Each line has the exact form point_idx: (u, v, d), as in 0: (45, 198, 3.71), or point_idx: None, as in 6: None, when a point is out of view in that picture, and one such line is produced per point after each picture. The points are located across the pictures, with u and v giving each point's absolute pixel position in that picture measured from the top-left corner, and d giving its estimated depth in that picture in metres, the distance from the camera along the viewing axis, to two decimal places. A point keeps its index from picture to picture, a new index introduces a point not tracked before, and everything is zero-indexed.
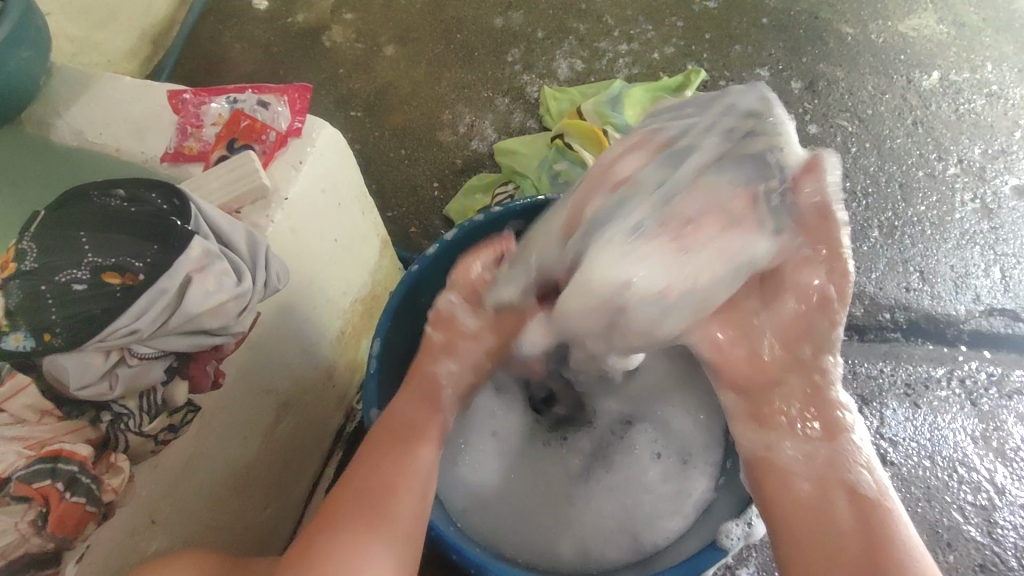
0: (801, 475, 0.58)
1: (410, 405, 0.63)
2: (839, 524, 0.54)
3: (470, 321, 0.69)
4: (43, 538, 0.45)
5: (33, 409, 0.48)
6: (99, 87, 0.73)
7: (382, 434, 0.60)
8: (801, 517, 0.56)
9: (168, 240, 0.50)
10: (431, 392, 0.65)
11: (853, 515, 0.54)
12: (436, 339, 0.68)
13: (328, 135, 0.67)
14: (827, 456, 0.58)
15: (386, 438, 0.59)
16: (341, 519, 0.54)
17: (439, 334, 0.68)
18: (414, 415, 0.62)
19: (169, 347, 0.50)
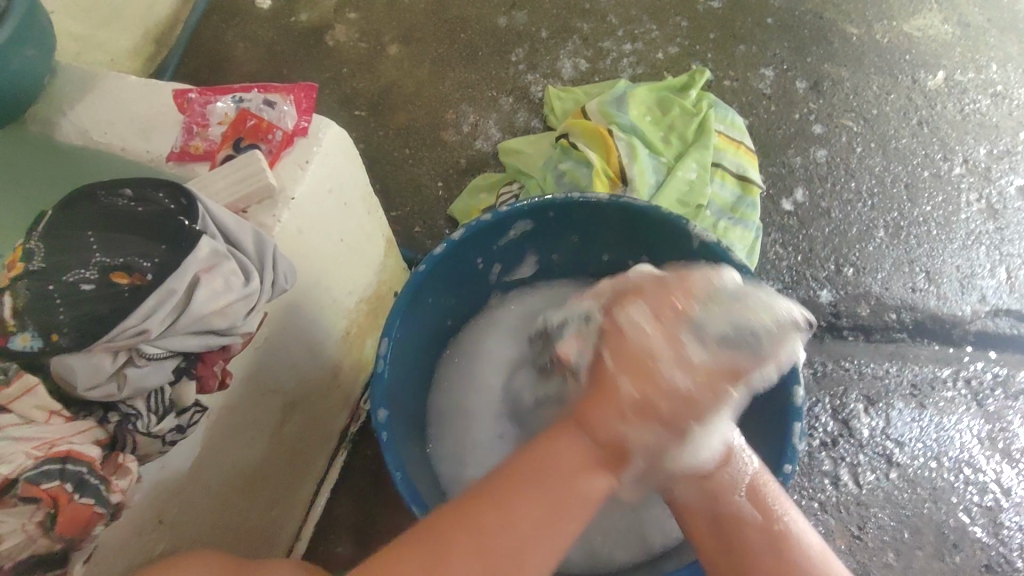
0: (704, 512, 0.59)
1: (572, 460, 0.52)
2: (743, 540, 0.56)
3: (684, 378, 0.50)
4: (49, 539, 0.45)
5: (40, 409, 0.46)
6: (104, 85, 0.72)
7: (531, 476, 0.52)
8: (705, 526, 0.59)
9: (175, 240, 0.50)
10: (614, 449, 0.53)
11: (758, 526, 0.56)
12: (624, 389, 0.51)
13: (334, 134, 0.67)
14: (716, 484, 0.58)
15: (535, 480, 0.52)
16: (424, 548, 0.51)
17: (627, 379, 0.51)
18: (574, 470, 0.52)
19: (176, 348, 0.49)
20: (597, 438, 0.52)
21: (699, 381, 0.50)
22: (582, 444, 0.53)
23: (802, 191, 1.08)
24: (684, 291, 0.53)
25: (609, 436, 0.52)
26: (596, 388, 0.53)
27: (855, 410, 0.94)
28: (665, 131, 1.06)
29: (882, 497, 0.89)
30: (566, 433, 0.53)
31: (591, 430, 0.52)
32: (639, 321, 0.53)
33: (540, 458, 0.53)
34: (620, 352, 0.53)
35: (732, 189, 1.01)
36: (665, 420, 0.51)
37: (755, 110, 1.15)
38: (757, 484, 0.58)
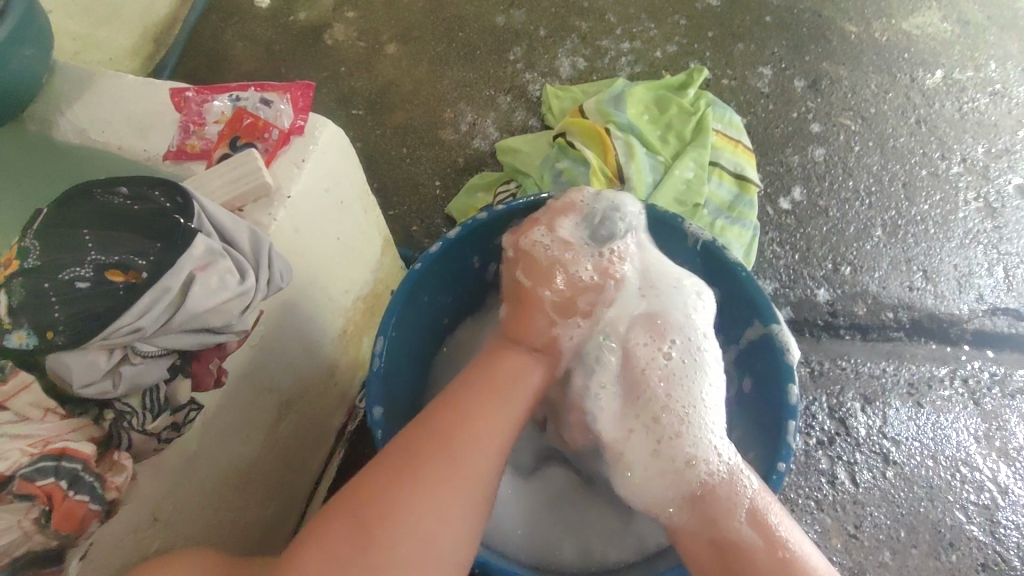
0: (698, 532, 0.58)
1: (508, 367, 0.63)
2: (745, 564, 0.55)
3: (589, 273, 0.69)
4: (45, 536, 0.45)
5: (37, 406, 0.47)
6: (101, 84, 0.72)
7: (476, 393, 0.59)
8: (705, 556, 0.57)
9: (171, 238, 0.50)
10: (546, 344, 0.66)
11: (758, 547, 0.55)
12: (545, 295, 0.67)
13: (330, 133, 0.67)
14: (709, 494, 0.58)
15: (489, 388, 0.60)
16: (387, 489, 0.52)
17: (546, 287, 0.67)
18: (513, 373, 0.62)
19: (171, 345, 0.50)
20: (528, 341, 0.65)
21: (601, 274, 0.69)
22: (521, 353, 0.64)
23: (799, 190, 1.08)
24: (565, 207, 0.70)
25: (543, 334, 0.66)
26: (523, 305, 0.67)
27: (851, 409, 0.94)
28: (663, 130, 1.06)
29: (878, 495, 0.89)
30: (504, 353, 0.64)
31: (523, 339, 0.66)
32: (546, 242, 0.68)
33: (482, 370, 0.62)
34: (534, 271, 0.68)
35: (729, 188, 1.01)
36: (582, 312, 0.68)
37: (753, 109, 1.15)
38: (758, 506, 0.57)
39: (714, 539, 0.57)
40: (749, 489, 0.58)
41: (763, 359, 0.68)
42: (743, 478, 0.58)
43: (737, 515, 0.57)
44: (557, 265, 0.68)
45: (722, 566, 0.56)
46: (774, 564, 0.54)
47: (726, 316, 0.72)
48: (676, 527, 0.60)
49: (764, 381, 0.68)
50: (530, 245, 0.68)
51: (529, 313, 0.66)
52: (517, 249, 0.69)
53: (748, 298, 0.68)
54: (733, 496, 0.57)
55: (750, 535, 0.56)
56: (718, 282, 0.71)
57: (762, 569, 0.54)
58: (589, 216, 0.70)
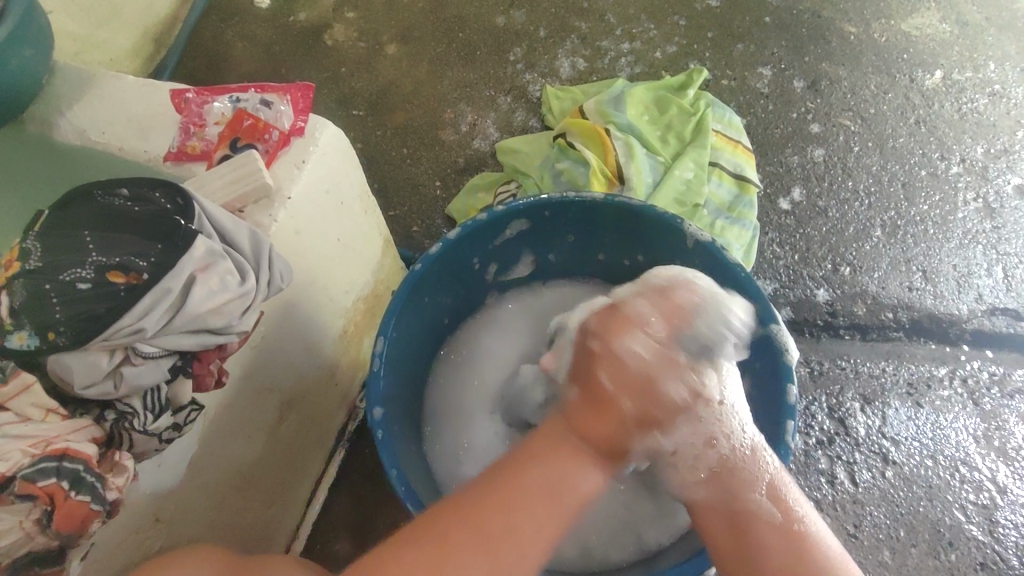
0: (717, 506, 0.56)
1: (569, 464, 0.54)
2: (757, 539, 0.53)
3: (677, 394, 0.57)
4: (47, 537, 0.46)
5: (37, 407, 0.47)
6: (102, 85, 0.73)
7: (531, 493, 0.52)
8: (718, 524, 0.56)
9: (171, 239, 0.50)
10: (613, 448, 0.56)
11: (773, 522, 0.54)
12: (629, 408, 0.56)
13: (331, 134, 0.67)
14: (732, 467, 0.56)
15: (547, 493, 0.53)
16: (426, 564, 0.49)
17: (629, 399, 0.56)
18: (573, 482, 0.54)
19: (173, 346, 0.50)
20: (593, 443, 0.55)
21: (690, 395, 0.57)
22: (592, 465, 0.55)
23: (799, 190, 1.08)
24: (679, 315, 0.58)
25: (619, 446, 0.56)
26: (599, 405, 0.56)
27: (851, 409, 0.94)
28: (663, 130, 1.06)
29: (877, 494, 0.89)
30: (564, 447, 0.55)
31: (588, 436, 0.56)
32: (642, 354, 0.56)
33: (533, 462, 0.54)
34: (619, 379, 0.56)
35: (729, 188, 1.01)
36: (662, 426, 0.57)
37: (753, 110, 1.15)
38: (776, 484, 0.55)
39: (730, 513, 0.55)
40: (768, 467, 0.57)
41: (762, 360, 0.68)
42: (762, 457, 0.57)
43: (755, 489, 0.55)
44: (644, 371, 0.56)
45: (734, 534, 0.54)
46: (789, 543, 0.53)
47: None
48: (695, 498, 0.58)
49: (765, 381, 0.68)
50: (620, 350, 0.57)
51: (602, 413, 0.56)
52: (608, 351, 0.57)
53: (746, 297, 0.68)
54: (752, 473, 0.56)
55: (768, 510, 0.54)
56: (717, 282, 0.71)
57: (777, 547, 0.53)
58: (705, 328, 0.58)
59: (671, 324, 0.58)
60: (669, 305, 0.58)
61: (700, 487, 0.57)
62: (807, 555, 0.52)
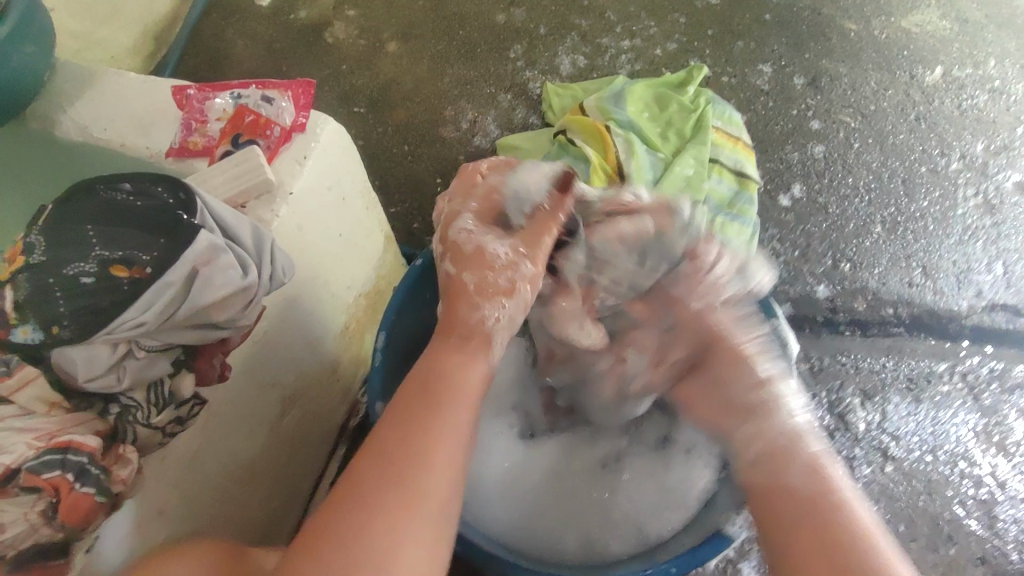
0: (757, 487, 0.57)
1: (447, 365, 0.57)
2: (795, 518, 0.52)
3: (501, 250, 0.64)
4: (51, 529, 0.45)
5: (40, 401, 0.48)
6: (104, 82, 0.73)
7: (426, 401, 0.54)
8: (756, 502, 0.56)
9: (174, 234, 0.50)
10: (474, 334, 0.60)
11: (810, 498, 0.52)
12: (468, 280, 0.63)
13: (332, 130, 0.67)
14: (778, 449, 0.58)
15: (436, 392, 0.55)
16: (372, 487, 0.48)
17: (468, 273, 0.63)
18: (456, 374, 0.57)
19: (173, 340, 0.50)
20: (463, 336, 0.60)
21: (510, 250, 0.64)
22: (455, 349, 0.59)
23: (799, 186, 1.08)
24: (490, 199, 0.69)
25: (470, 324, 0.60)
26: (451, 300, 0.62)
27: (851, 404, 0.94)
28: (663, 126, 1.06)
29: (877, 489, 0.90)
30: (442, 353, 0.59)
31: (455, 336, 0.60)
32: (468, 231, 0.66)
33: (420, 377, 0.56)
34: (460, 259, 0.64)
35: (729, 185, 1.01)
36: (509, 292, 0.62)
37: (753, 106, 1.15)
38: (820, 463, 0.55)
39: (765, 484, 0.56)
40: (812, 450, 0.56)
41: None
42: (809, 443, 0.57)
43: (794, 467, 0.55)
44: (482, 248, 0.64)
45: (767, 506, 0.54)
46: (813, 510, 0.51)
47: None
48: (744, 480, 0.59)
49: None
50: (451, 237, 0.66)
51: (458, 302, 0.62)
52: (446, 246, 0.66)
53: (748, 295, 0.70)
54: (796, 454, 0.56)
55: (802, 482, 0.54)
56: None
57: (800, 515, 0.52)
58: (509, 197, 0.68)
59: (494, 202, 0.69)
60: (484, 198, 0.69)
61: (752, 472, 0.58)
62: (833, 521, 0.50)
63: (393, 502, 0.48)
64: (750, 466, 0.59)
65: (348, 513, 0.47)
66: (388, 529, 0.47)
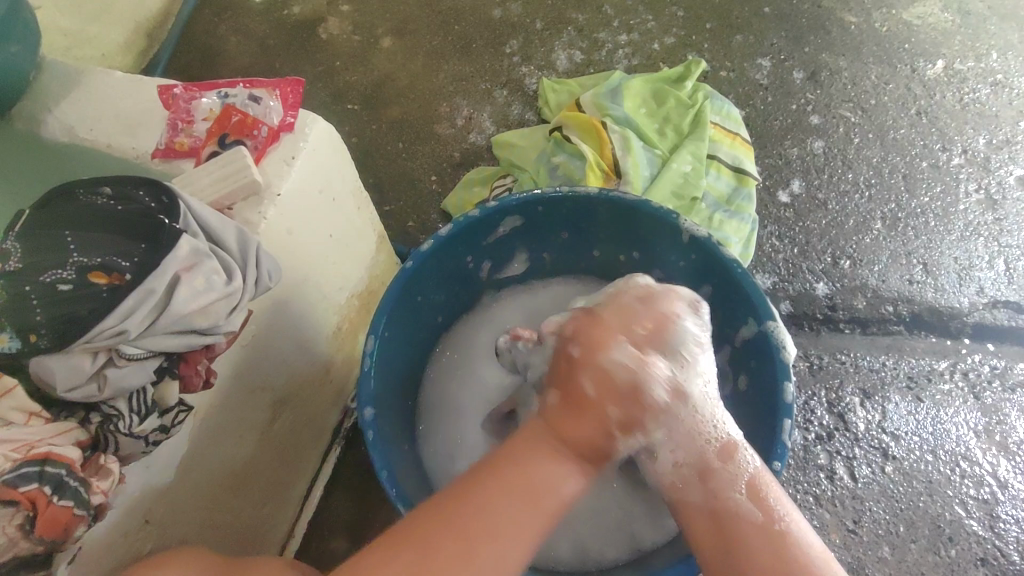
0: (702, 506, 0.53)
1: (550, 464, 0.52)
2: (739, 536, 0.51)
3: (661, 386, 0.54)
4: (31, 542, 0.44)
5: (19, 410, 0.46)
6: (90, 82, 0.72)
7: (513, 500, 0.50)
8: (700, 521, 0.53)
9: (155, 239, 0.49)
10: (596, 451, 0.54)
11: (758, 519, 0.51)
12: (610, 413, 0.54)
13: (321, 130, 0.66)
14: (715, 472, 0.54)
15: (525, 496, 0.50)
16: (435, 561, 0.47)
17: (612, 405, 0.54)
18: (553, 483, 0.51)
19: (157, 347, 0.48)
20: (578, 453, 0.53)
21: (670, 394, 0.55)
22: (568, 459, 0.53)
23: (799, 182, 1.07)
24: (632, 315, 0.57)
25: (595, 446, 0.54)
26: (577, 408, 0.54)
27: (850, 404, 0.93)
28: (660, 123, 1.05)
29: (876, 490, 0.89)
30: (547, 449, 0.53)
31: (570, 441, 0.53)
32: (626, 363, 0.54)
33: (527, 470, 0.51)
34: (602, 385, 0.54)
35: (727, 181, 1.00)
36: (643, 427, 0.55)
37: (752, 101, 1.13)
38: (757, 480, 0.53)
39: (708, 514, 0.53)
40: (749, 464, 0.54)
41: (759, 358, 0.67)
42: (744, 455, 0.54)
43: (735, 487, 0.53)
44: (634, 380, 0.54)
45: (720, 533, 0.52)
46: (770, 542, 0.50)
47: (722, 317, 0.72)
48: (677, 497, 0.55)
49: (758, 380, 0.67)
50: (604, 362, 0.54)
51: (583, 412, 0.54)
52: (593, 365, 0.54)
53: (743, 294, 0.67)
54: (734, 475, 0.53)
55: (752, 511, 0.52)
56: (711, 280, 0.71)
57: (758, 547, 0.50)
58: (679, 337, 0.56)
59: (635, 317, 0.57)
60: (594, 342, 0.55)
61: (684, 486, 0.55)
62: (786, 551, 0.50)
63: (456, 569, 0.47)
64: (680, 481, 0.55)
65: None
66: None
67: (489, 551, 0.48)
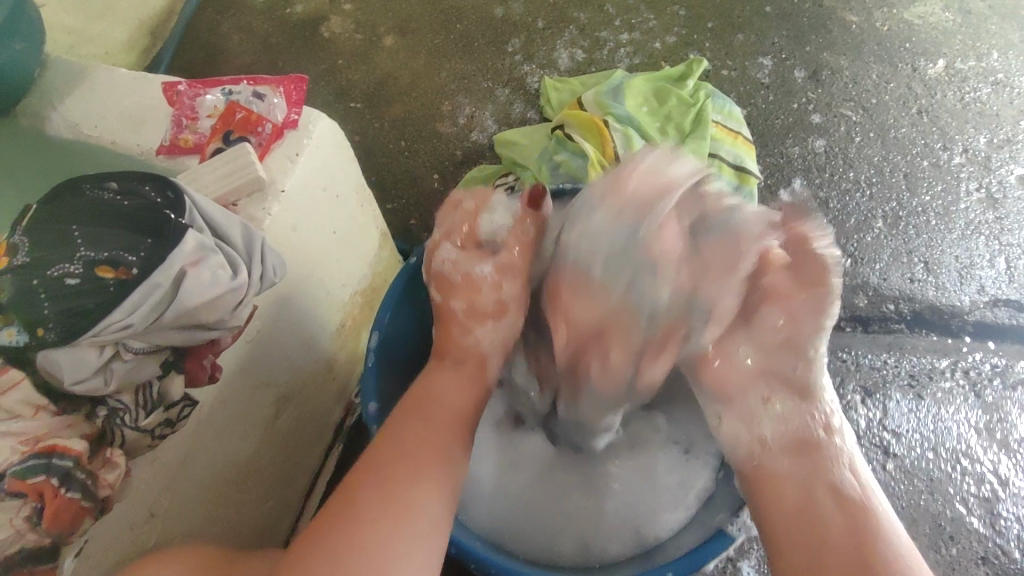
0: (785, 484, 0.61)
1: (449, 386, 0.64)
2: (823, 526, 0.56)
3: (487, 273, 0.71)
4: (37, 534, 0.45)
5: (26, 404, 0.47)
6: (94, 79, 0.72)
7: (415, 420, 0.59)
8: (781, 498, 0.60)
9: (161, 233, 0.49)
10: (473, 357, 0.68)
11: (845, 516, 0.56)
12: (455, 308, 0.69)
13: (324, 126, 0.66)
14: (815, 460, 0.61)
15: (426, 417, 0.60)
16: (376, 490, 0.53)
17: (455, 301, 0.69)
18: (446, 394, 0.63)
19: (162, 341, 0.50)
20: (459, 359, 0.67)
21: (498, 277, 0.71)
22: (447, 367, 0.66)
23: (800, 181, 1.07)
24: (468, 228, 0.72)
25: (467, 350, 0.68)
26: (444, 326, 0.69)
27: (851, 401, 0.93)
28: (662, 121, 1.05)
29: (878, 487, 0.89)
30: (439, 372, 0.66)
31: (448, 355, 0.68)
32: (451, 260, 0.70)
33: (420, 394, 0.63)
34: (446, 289, 0.70)
35: (729, 180, 1.00)
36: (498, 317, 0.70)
37: (753, 100, 1.14)
38: (850, 477, 0.59)
39: (797, 491, 0.59)
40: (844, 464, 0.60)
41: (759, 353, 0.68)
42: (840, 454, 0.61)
43: (826, 478, 0.59)
44: (466, 275, 0.70)
45: (794, 515, 0.58)
46: (843, 530, 0.55)
47: None
48: (769, 469, 0.62)
49: None
50: (437, 267, 0.70)
51: (451, 322, 0.69)
52: (430, 272, 0.70)
53: None
54: (826, 467, 0.60)
55: (829, 506, 0.57)
56: None
57: (829, 530, 0.55)
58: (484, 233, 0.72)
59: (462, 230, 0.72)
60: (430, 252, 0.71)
61: (782, 463, 0.62)
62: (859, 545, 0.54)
63: (397, 483, 0.54)
64: (780, 456, 0.62)
65: (356, 524, 0.50)
66: (416, 532, 0.51)
67: (419, 466, 0.55)
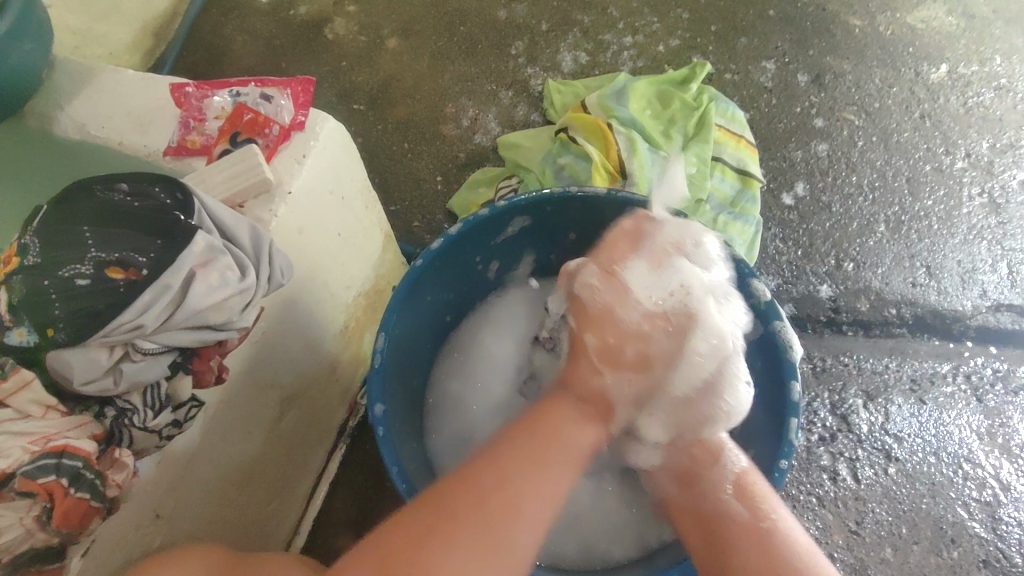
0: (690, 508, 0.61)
1: (571, 422, 0.59)
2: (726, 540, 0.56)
3: (636, 318, 0.61)
4: (46, 534, 0.47)
5: (37, 404, 0.47)
6: (101, 79, 0.72)
7: (524, 449, 0.56)
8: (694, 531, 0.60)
9: (171, 234, 0.50)
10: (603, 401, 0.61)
11: (741, 528, 0.56)
12: (590, 342, 0.62)
13: (332, 129, 0.66)
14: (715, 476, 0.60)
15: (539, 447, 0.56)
16: (471, 517, 0.51)
17: (593, 334, 0.62)
18: (571, 436, 0.58)
19: (172, 343, 0.49)
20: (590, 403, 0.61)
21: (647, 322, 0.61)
22: (566, 402, 0.61)
23: (803, 185, 1.08)
24: (616, 242, 0.64)
25: (591, 389, 0.61)
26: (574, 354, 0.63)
27: (853, 405, 0.93)
28: (665, 124, 1.05)
29: (879, 491, 0.89)
30: (557, 403, 0.61)
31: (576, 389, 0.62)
32: (596, 287, 0.63)
33: (542, 428, 0.58)
34: (585, 314, 0.63)
35: (732, 183, 1.01)
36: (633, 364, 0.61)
37: (756, 104, 1.14)
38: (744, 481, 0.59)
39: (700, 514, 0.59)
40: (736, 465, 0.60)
41: (767, 357, 0.68)
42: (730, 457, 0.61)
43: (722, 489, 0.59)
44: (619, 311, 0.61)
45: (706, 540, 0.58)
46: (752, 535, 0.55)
47: None
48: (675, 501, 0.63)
49: (765, 381, 0.68)
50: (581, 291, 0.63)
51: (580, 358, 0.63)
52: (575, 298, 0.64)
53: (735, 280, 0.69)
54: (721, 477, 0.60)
55: (741, 512, 0.57)
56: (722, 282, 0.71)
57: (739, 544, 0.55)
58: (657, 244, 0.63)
59: (623, 242, 0.63)
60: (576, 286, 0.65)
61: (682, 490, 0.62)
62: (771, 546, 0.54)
63: (476, 518, 0.51)
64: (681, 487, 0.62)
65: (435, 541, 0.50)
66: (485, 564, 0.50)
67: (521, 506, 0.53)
